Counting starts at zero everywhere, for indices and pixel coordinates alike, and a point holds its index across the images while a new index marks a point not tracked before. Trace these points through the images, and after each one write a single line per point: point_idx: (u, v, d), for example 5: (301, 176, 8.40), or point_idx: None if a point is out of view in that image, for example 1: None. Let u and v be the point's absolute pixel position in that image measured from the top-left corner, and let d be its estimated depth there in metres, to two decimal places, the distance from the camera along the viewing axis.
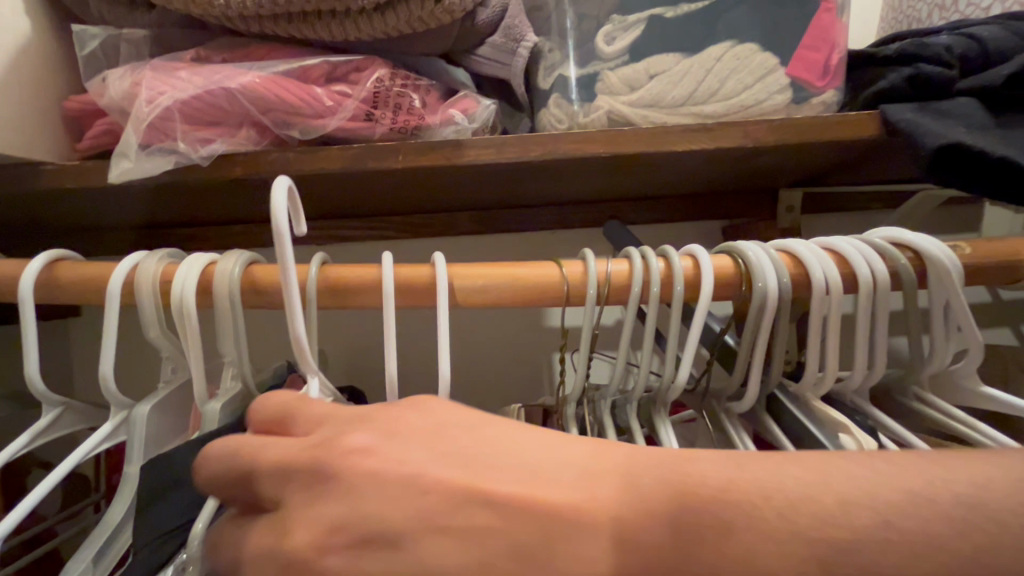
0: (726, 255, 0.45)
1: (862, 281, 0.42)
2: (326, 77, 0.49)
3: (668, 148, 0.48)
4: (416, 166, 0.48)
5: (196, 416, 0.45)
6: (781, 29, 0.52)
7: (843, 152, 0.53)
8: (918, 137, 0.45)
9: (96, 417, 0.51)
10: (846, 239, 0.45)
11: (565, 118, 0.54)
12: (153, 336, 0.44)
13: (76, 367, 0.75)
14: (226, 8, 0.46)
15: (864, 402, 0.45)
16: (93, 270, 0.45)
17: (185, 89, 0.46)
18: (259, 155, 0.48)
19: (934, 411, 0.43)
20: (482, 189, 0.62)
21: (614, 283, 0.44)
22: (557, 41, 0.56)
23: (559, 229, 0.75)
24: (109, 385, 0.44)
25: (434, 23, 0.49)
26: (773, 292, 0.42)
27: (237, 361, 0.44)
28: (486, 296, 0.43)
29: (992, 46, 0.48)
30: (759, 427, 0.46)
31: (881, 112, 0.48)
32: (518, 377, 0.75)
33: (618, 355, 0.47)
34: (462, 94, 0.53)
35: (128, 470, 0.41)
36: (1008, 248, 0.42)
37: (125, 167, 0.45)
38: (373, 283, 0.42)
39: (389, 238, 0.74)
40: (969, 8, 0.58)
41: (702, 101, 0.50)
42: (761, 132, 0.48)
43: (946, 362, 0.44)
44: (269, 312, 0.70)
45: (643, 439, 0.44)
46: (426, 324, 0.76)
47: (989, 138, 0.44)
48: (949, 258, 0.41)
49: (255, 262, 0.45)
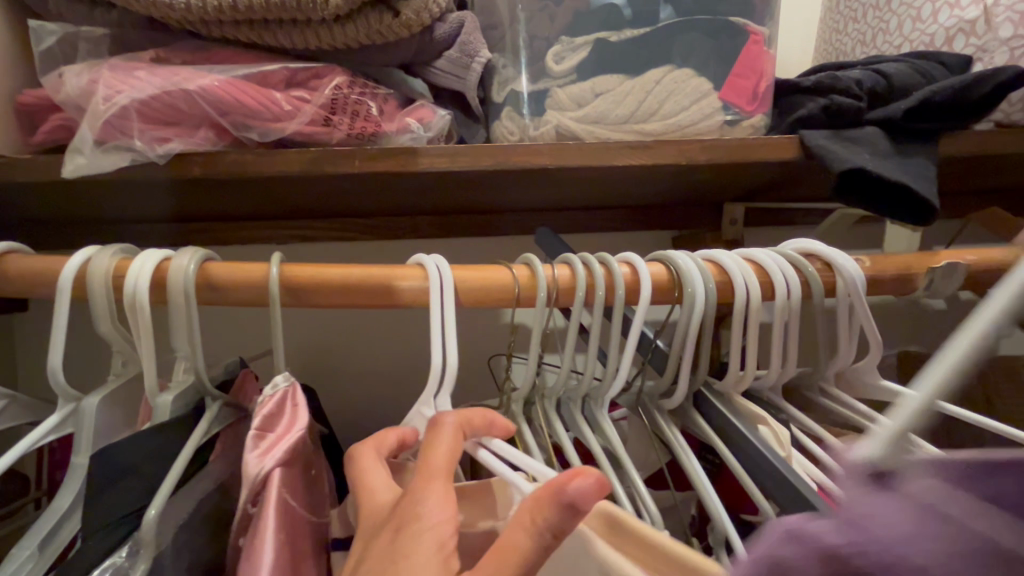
0: (659, 262, 0.48)
1: (777, 289, 0.46)
2: (286, 83, 0.51)
3: (612, 162, 0.52)
4: (371, 171, 0.51)
5: (146, 408, 0.46)
6: (713, 59, 0.57)
7: (771, 171, 0.58)
8: (828, 160, 0.50)
9: (42, 411, 0.51)
10: (765, 251, 0.49)
11: (517, 130, 0.57)
12: (104, 329, 0.45)
13: (23, 363, 0.73)
14: (187, 12, 0.47)
15: (778, 399, 0.49)
16: (42, 262, 0.45)
17: (144, 89, 0.47)
18: (216, 155, 0.49)
19: (842, 406, 0.48)
20: (441, 195, 0.64)
21: (557, 286, 0.46)
22: (510, 58, 0.59)
23: (517, 235, 0.78)
24: (56, 377, 0.44)
25: (392, 36, 0.52)
26: (701, 297, 0.45)
27: (190, 355, 0.45)
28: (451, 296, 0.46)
29: (896, 82, 0.54)
30: (688, 421, 0.49)
31: (800, 137, 0.53)
32: (475, 377, 0.78)
33: (563, 359, 0.48)
34: (419, 103, 0.55)
35: (76, 460, 0.42)
36: (899, 263, 0.48)
37: (79, 163, 0.46)
38: (326, 283, 0.44)
39: (351, 239, 0.75)
40: (884, 45, 0.63)
41: (643, 120, 0.54)
42: (693, 150, 0.52)
43: (849, 361, 0.49)
44: (227, 309, 0.71)
45: (587, 437, 0.45)
46: (384, 324, 0.77)
47: (888, 163, 0.49)
48: (852, 269, 0.46)
49: (211, 259, 0.46)
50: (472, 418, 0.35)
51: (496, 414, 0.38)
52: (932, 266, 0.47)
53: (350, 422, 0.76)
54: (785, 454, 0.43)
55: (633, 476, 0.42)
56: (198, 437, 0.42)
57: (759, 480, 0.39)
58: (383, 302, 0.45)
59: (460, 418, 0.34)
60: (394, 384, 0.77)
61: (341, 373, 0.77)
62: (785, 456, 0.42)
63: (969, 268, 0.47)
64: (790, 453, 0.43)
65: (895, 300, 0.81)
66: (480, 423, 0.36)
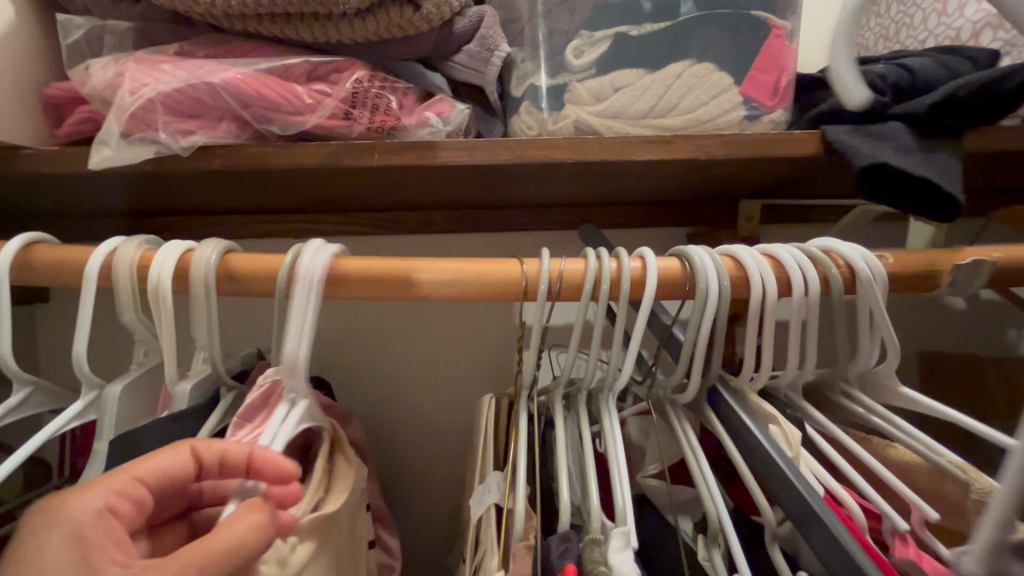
0: (675, 257, 0.48)
1: (795, 287, 0.46)
2: (307, 76, 0.52)
3: (630, 157, 0.52)
4: (391, 164, 0.51)
5: (167, 396, 0.47)
6: (735, 51, 0.56)
7: (793, 166, 0.58)
8: (850, 156, 0.49)
9: (67, 399, 0.52)
10: (784, 247, 0.48)
11: (535, 125, 0.57)
12: (128, 318, 0.45)
13: (45, 352, 0.75)
14: (211, 6, 0.48)
15: (797, 397, 0.48)
16: (69, 252, 0.46)
17: (167, 82, 0.47)
18: (237, 148, 0.50)
19: (860, 407, 0.48)
20: (460, 189, 0.65)
21: (569, 279, 0.46)
22: (529, 53, 0.59)
23: (534, 230, 0.78)
24: (80, 364, 0.45)
25: (413, 30, 0.52)
26: (714, 293, 0.45)
27: (209, 345, 0.46)
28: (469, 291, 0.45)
29: (921, 76, 0.53)
30: (703, 418, 0.49)
31: (822, 132, 0.53)
32: (490, 371, 0.78)
33: (571, 350, 0.47)
34: (438, 98, 0.55)
35: (98, 447, 0.43)
36: (922, 260, 0.47)
37: (105, 155, 0.46)
38: (345, 274, 0.44)
39: (369, 233, 0.76)
40: (909, 39, 0.62)
41: (662, 114, 0.54)
42: (712, 145, 0.52)
43: (871, 362, 0.48)
44: (245, 301, 0.72)
45: (590, 432, 0.44)
46: (400, 318, 0.78)
47: (912, 159, 0.49)
48: (874, 266, 0.46)
49: (232, 250, 0.47)
50: (225, 449, 0.34)
51: (263, 451, 0.35)
52: (957, 263, 0.46)
53: (367, 414, 0.77)
54: (792, 455, 0.42)
55: (616, 471, 0.41)
56: (206, 434, 0.42)
57: (765, 480, 0.39)
58: (403, 295, 0.45)
59: (210, 450, 0.34)
60: (409, 378, 0.78)
61: (357, 366, 0.77)
62: (792, 456, 0.41)
63: (994, 266, 0.46)
64: (799, 453, 0.43)
65: (916, 299, 0.80)
66: (238, 466, 0.35)
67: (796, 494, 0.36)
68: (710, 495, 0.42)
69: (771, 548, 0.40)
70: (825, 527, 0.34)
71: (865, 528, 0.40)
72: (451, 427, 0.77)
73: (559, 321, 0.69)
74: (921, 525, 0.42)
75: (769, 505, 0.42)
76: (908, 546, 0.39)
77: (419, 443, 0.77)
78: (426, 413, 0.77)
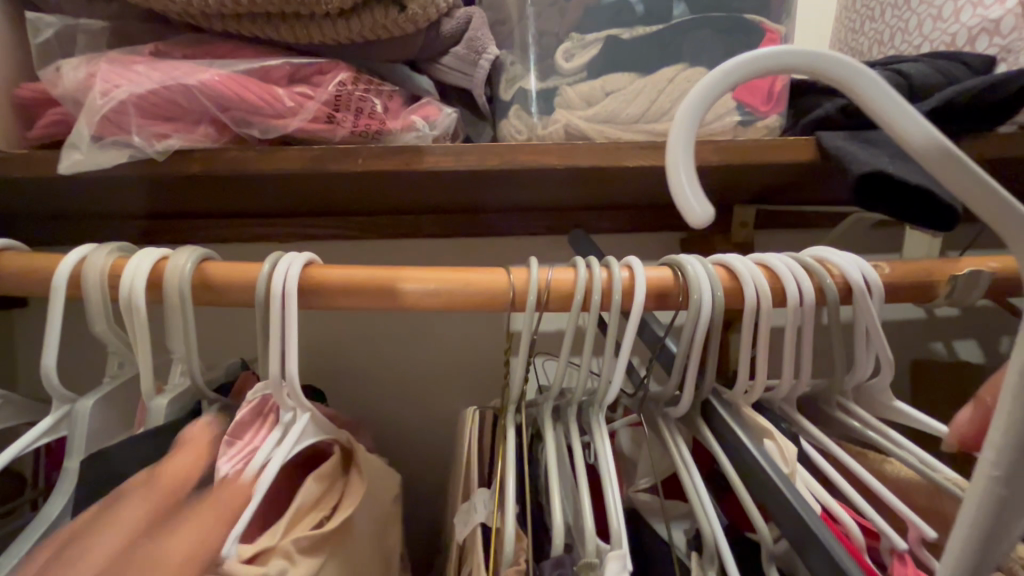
0: (668, 266, 0.46)
1: (789, 297, 0.44)
2: (288, 78, 0.50)
3: (621, 163, 0.51)
4: (376, 169, 0.49)
5: (142, 410, 0.45)
6: (729, 55, 0.54)
7: (788, 173, 0.57)
8: (846, 163, 0.48)
9: (38, 412, 0.50)
10: (779, 256, 0.47)
11: (525, 129, 0.56)
12: (99, 329, 0.44)
13: (21, 359, 0.73)
14: (187, 4, 0.46)
15: (792, 410, 0.47)
16: (38, 260, 0.44)
17: (141, 84, 0.45)
18: (215, 153, 0.48)
19: (857, 421, 0.46)
20: (448, 194, 0.63)
21: (557, 289, 0.44)
22: (518, 55, 0.58)
23: (525, 236, 0.76)
24: (49, 377, 0.43)
25: (398, 31, 0.51)
26: (708, 304, 0.43)
27: (186, 358, 0.44)
28: (453, 302, 0.43)
29: (917, 82, 0.52)
30: (695, 432, 0.47)
31: (817, 138, 0.52)
32: (480, 379, 0.76)
33: (560, 362, 0.46)
34: (425, 101, 0.54)
35: (67, 465, 0.41)
36: (919, 269, 0.46)
37: (76, 159, 0.45)
38: (325, 284, 0.43)
39: (356, 239, 0.74)
40: (903, 44, 0.61)
41: (654, 119, 0.53)
42: (706, 151, 0.51)
43: (866, 374, 0.47)
44: (228, 308, 0.70)
45: (581, 447, 0.43)
46: (388, 325, 0.76)
47: (910, 166, 0.48)
48: (868, 276, 0.44)
49: (209, 258, 0.45)
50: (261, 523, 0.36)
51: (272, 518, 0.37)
52: (955, 274, 0.45)
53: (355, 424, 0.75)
54: (787, 471, 0.41)
55: (607, 488, 0.40)
56: (185, 452, 0.40)
57: (760, 498, 0.38)
58: (385, 305, 0.43)
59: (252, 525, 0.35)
60: (396, 385, 0.76)
61: (343, 373, 0.76)
62: (787, 473, 0.40)
63: (992, 276, 0.46)
64: (794, 469, 0.41)
65: (910, 307, 0.80)
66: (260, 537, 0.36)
67: (791, 511, 0.35)
68: (703, 511, 0.40)
69: (767, 568, 0.39)
70: (820, 546, 0.32)
71: (863, 547, 0.39)
72: (440, 436, 0.76)
73: (551, 329, 0.68)
74: (919, 544, 0.40)
75: (764, 523, 0.40)
76: (906, 566, 0.38)
77: (406, 453, 0.76)
78: (415, 422, 0.76)
